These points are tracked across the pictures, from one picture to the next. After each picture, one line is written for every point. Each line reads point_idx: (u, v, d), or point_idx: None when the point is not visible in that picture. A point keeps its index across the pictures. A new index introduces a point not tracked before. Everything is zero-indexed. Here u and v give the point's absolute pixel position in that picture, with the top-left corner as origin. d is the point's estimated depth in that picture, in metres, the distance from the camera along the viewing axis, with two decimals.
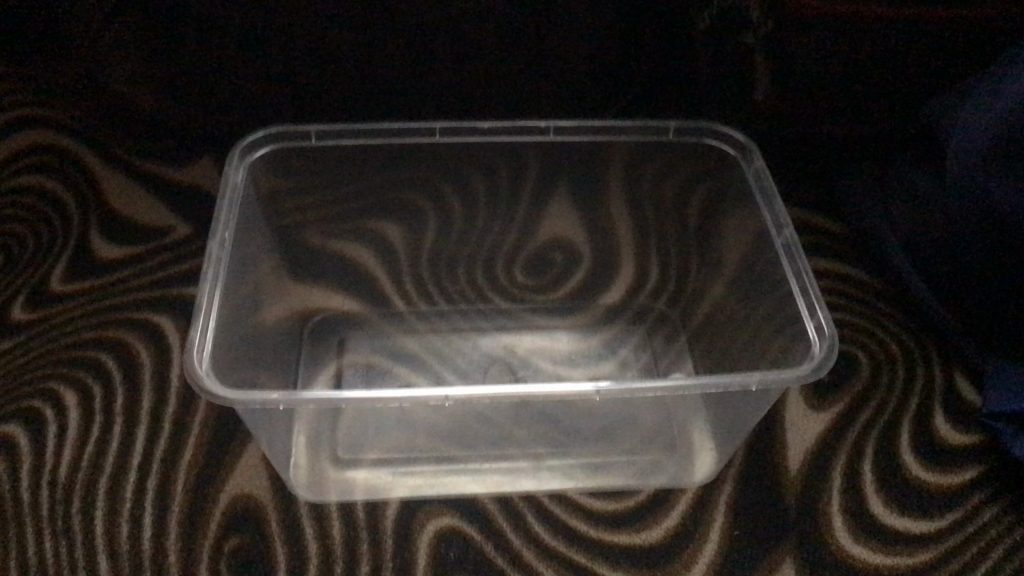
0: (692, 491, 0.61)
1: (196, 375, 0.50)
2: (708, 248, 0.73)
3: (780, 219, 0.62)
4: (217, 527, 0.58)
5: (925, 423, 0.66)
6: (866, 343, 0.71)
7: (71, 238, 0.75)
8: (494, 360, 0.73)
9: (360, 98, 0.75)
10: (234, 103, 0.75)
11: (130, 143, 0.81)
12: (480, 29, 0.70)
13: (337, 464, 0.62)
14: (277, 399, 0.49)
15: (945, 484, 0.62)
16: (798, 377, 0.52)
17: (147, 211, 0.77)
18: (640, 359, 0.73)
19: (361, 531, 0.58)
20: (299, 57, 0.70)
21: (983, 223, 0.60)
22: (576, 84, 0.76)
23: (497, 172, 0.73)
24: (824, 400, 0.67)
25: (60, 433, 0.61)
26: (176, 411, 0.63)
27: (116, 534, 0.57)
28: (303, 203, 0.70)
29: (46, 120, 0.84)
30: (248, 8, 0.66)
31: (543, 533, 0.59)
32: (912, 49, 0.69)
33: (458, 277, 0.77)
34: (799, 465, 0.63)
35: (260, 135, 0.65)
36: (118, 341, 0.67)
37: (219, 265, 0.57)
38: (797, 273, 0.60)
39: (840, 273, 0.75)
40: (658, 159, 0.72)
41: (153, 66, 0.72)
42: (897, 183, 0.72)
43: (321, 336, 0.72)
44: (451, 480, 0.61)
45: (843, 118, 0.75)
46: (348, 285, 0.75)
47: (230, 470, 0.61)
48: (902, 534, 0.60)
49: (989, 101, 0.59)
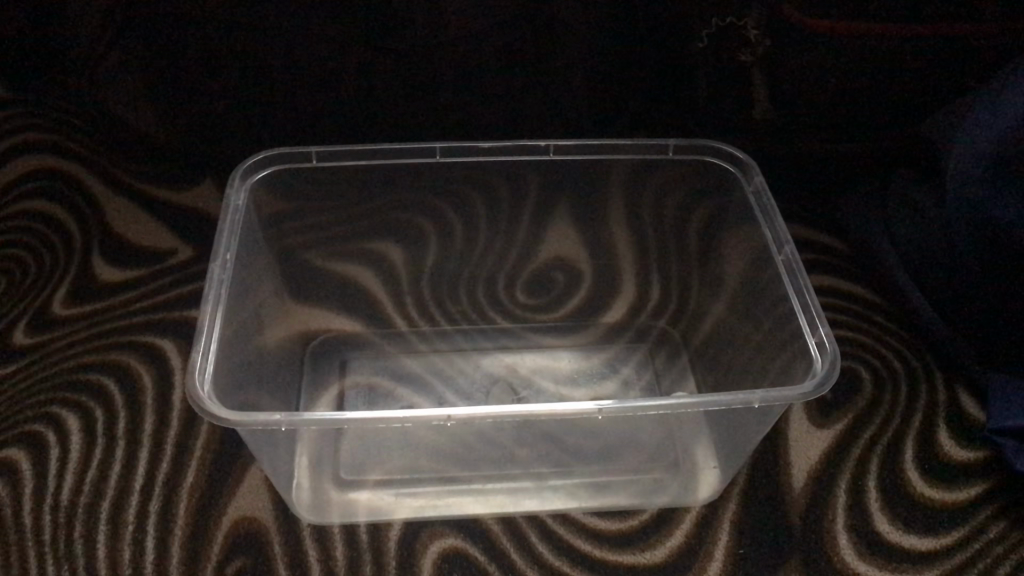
0: (696, 510, 0.61)
1: (198, 398, 0.49)
2: (709, 266, 0.74)
3: (779, 235, 0.62)
4: (220, 550, 0.58)
5: (928, 439, 0.65)
6: (867, 359, 0.71)
7: (72, 263, 0.78)
8: (496, 379, 0.73)
9: (363, 119, 0.76)
10: (243, 129, 0.77)
11: (143, 173, 0.85)
12: (478, 51, 0.71)
13: (339, 486, 0.61)
14: (278, 421, 0.48)
15: (950, 501, 0.61)
16: (801, 394, 0.50)
17: (161, 237, 0.80)
18: (641, 378, 0.73)
19: (363, 553, 0.58)
20: (303, 83, 0.72)
21: (987, 236, 0.59)
22: (576, 107, 0.76)
23: (497, 194, 0.74)
24: (827, 417, 0.66)
25: (62, 456, 0.62)
26: (178, 433, 0.64)
27: (117, 559, 0.57)
28: (304, 226, 0.71)
29: (57, 153, 0.87)
30: (255, 35, 0.68)
31: (547, 554, 0.58)
32: (915, 63, 0.68)
33: (460, 298, 0.78)
34: (803, 482, 0.62)
35: (260, 157, 0.66)
36: (122, 365, 0.69)
37: (221, 286, 0.57)
38: (797, 289, 0.59)
39: (837, 289, 0.76)
40: (659, 178, 0.72)
41: (162, 95, 0.74)
42: (897, 197, 0.72)
43: (322, 358, 0.73)
44: (454, 501, 0.60)
45: (844, 134, 0.75)
46: (350, 307, 0.76)
47: (231, 493, 0.61)
48: (909, 551, 0.58)
49: (993, 112, 0.59)
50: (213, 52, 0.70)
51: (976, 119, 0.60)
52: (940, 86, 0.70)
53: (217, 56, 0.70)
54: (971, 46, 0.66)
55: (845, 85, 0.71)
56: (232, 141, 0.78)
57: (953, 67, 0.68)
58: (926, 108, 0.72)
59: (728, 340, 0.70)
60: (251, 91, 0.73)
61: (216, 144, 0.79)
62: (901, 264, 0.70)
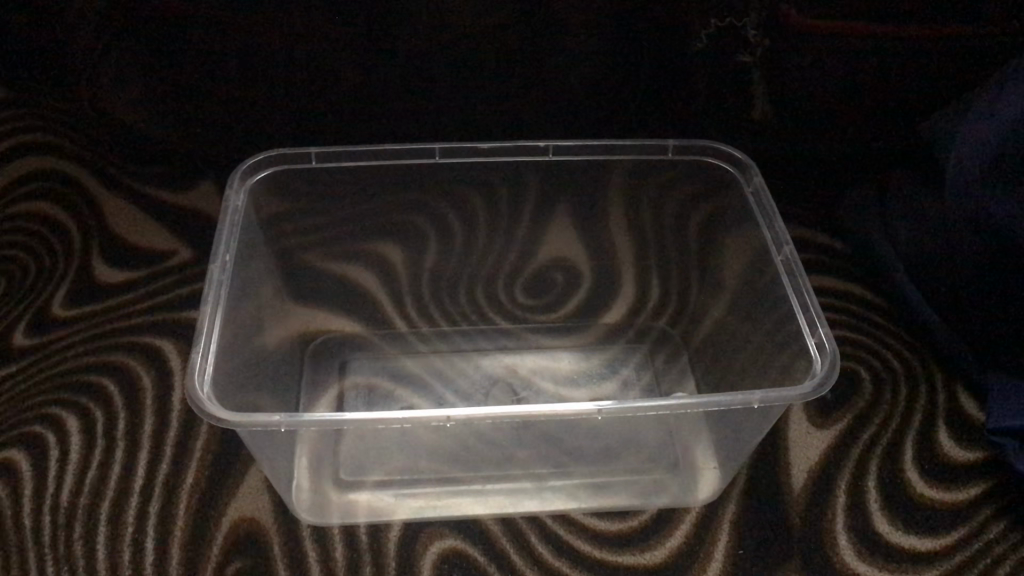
0: (696, 510, 0.61)
1: (197, 398, 0.49)
2: (708, 266, 0.74)
3: (779, 236, 0.62)
4: (220, 550, 0.58)
5: (928, 440, 0.65)
6: (867, 359, 0.71)
7: (72, 264, 0.78)
8: (495, 380, 0.73)
9: (362, 121, 0.76)
10: (243, 130, 0.77)
11: (142, 174, 0.85)
12: (477, 52, 0.71)
13: (338, 486, 0.61)
14: (277, 421, 0.48)
15: (950, 501, 0.61)
16: (801, 394, 0.50)
17: (161, 238, 0.80)
18: (641, 379, 0.73)
19: (363, 553, 0.58)
20: (303, 84, 0.72)
21: (986, 236, 0.59)
22: (575, 108, 0.76)
23: (497, 194, 0.74)
24: (827, 417, 0.66)
25: (61, 457, 0.62)
26: (178, 434, 0.64)
27: (117, 560, 0.57)
28: (303, 227, 0.71)
29: (57, 154, 0.87)
30: (254, 35, 0.68)
31: (546, 554, 0.58)
32: (914, 63, 0.68)
33: (460, 298, 0.78)
34: (802, 482, 0.62)
35: (259, 158, 0.66)
36: (121, 366, 0.69)
37: (221, 287, 0.57)
38: (797, 289, 0.59)
39: (836, 290, 0.76)
40: (658, 178, 0.72)
41: (162, 97, 0.74)
42: (897, 198, 0.72)
43: (322, 359, 0.73)
44: (454, 502, 0.60)
45: (843, 135, 0.75)
46: (350, 308, 0.76)
47: (231, 494, 0.61)
48: (909, 551, 0.58)
49: (991, 111, 0.59)
50: (213, 52, 0.70)
51: (975, 119, 0.60)
52: (940, 86, 0.70)
53: (217, 56, 0.70)
54: (970, 47, 0.67)
55: (844, 85, 0.71)
56: (232, 142, 0.78)
57: (952, 67, 0.68)
58: (925, 108, 0.72)
59: (727, 341, 0.70)
60: (250, 92, 0.73)
61: (216, 145, 0.79)
62: (901, 264, 0.70)
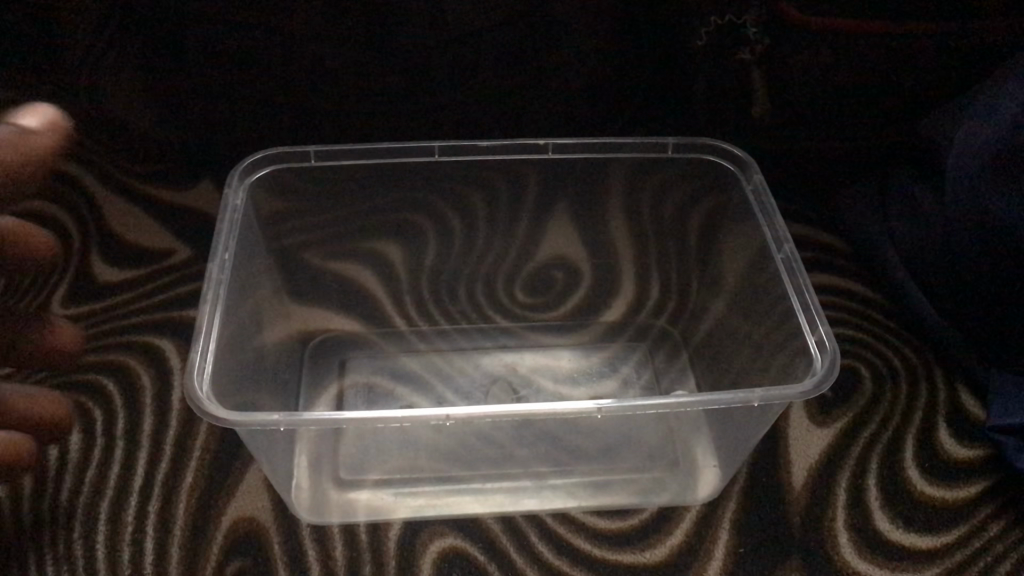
0: (696, 509, 0.61)
1: (196, 397, 0.49)
2: (708, 264, 0.74)
3: (779, 234, 0.61)
4: (219, 549, 0.58)
5: (929, 438, 0.65)
6: (868, 357, 0.71)
7: (71, 264, 0.78)
8: (496, 379, 0.73)
9: (362, 120, 0.76)
10: (242, 129, 0.77)
11: (142, 173, 0.85)
12: (477, 50, 0.71)
13: (338, 485, 0.61)
14: (276, 420, 0.48)
15: (950, 499, 0.61)
16: (801, 392, 0.50)
17: (161, 237, 0.80)
18: (641, 377, 0.73)
19: (363, 553, 0.58)
20: (302, 83, 0.72)
21: (987, 234, 0.59)
22: (575, 106, 0.76)
23: (496, 193, 0.74)
24: (827, 416, 0.66)
25: (61, 456, 0.62)
26: (177, 433, 0.64)
27: (116, 559, 0.57)
28: (303, 225, 0.71)
29: None
30: (253, 34, 0.68)
31: (547, 553, 0.58)
32: (914, 61, 0.68)
33: (460, 297, 0.78)
34: (803, 481, 0.62)
35: (259, 157, 0.66)
36: (120, 366, 0.69)
37: (220, 286, 0.57)
38: (797, 287, 0.58)
39: (837, 288, 0.76)
40: (659, 176, 0.72)
41: (163, 95, 0.74)
42: (897, 196, 0.72)
43: (322, 358, 0.73)
44: (453, 500, 0.60)
45: (844, 132, 0.75)
46: (349, 307, 0.76)
47: (231, 493, 0.61)
48: (910, 549, 0.58)
49: (992, 109, 0.59)
50: (212, 51, 0.70)
51: (976, 116, 0.60)
52: (941, 83, 0.70)
53: (216, 55, 0.70)
54: (971, 43, 0.66)
55: (844, 83, 0.71)
56: (232, 141, 0.78)
57: (953, 65, 0.68)
58: (926, 106, 0.72)
59: (727, 339, 0.70)
60: (250, 90, 0.73)
61: (216, 144, 0.79)
62: (901, 262, 0.70)
